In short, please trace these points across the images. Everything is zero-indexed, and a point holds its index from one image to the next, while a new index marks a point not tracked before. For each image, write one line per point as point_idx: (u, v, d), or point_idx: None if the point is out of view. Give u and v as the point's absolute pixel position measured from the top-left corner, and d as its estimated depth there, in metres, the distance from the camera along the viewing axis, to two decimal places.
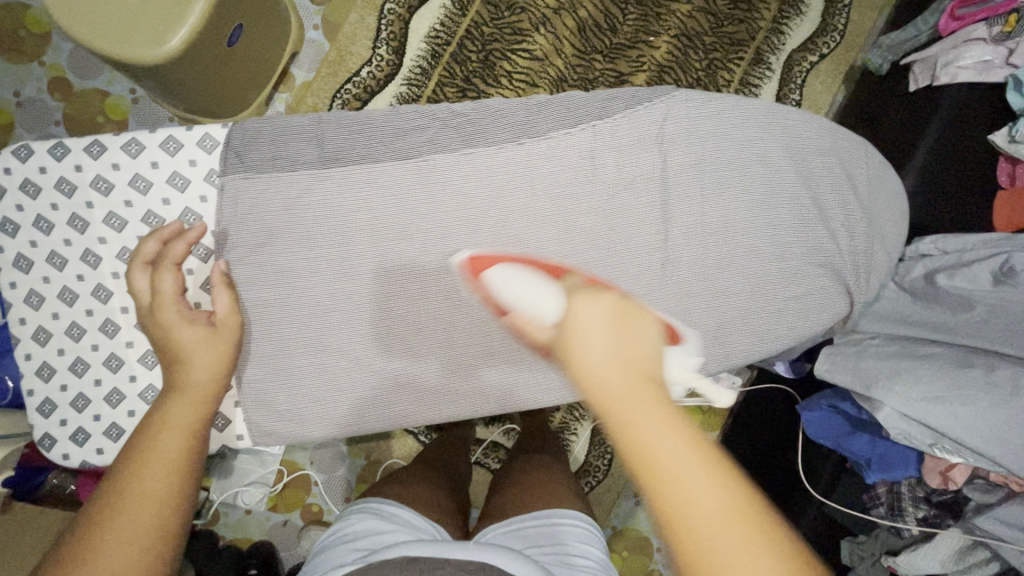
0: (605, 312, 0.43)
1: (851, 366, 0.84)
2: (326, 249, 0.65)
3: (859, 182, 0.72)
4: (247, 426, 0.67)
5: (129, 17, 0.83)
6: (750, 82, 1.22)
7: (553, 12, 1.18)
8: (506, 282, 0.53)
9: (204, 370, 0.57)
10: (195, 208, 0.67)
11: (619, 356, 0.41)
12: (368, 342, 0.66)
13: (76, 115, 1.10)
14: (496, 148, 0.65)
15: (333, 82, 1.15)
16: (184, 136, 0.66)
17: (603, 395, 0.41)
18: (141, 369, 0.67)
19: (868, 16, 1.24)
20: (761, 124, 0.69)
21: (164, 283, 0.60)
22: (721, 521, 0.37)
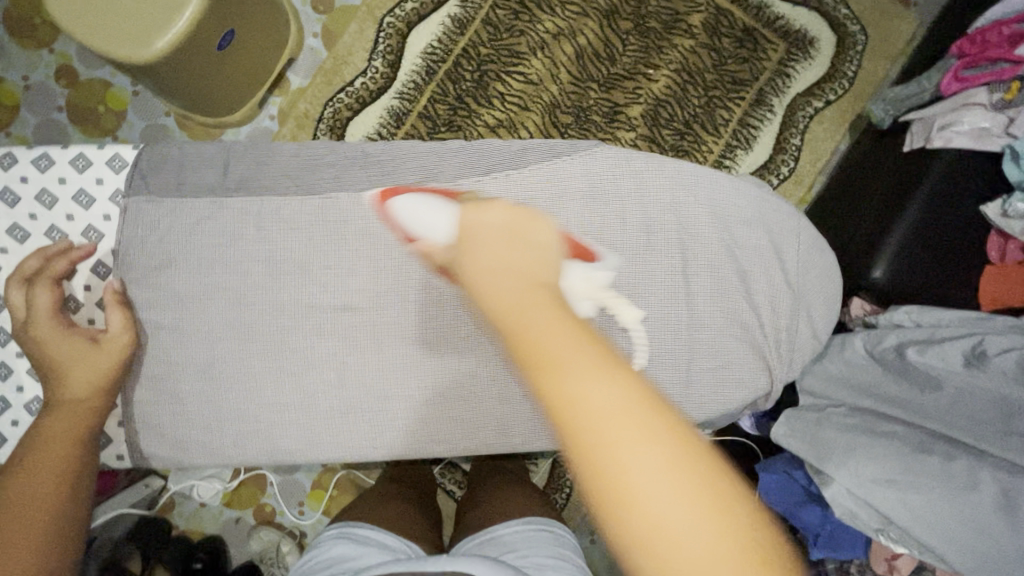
0: (500, 223, 0.44)
1: (808, 435, 0.80)
2: (268, 265, 0.67)
3: (821, 251, 0.68)
4: (130, 445, 0.67)
5: (122, 20, 0.86)
6: (749, 123, 1.19)
7: (553, 36, 1.17)
8: (411, 206, 0.55)
9: (83, 383, 0.59)
10: (98, 226, 0.68)
11: (513, 256, 0.40)
12: (298, 364, 0.66)
13: (78, 102, 1.14)
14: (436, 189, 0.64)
15: (327, 90, 1.16)
16: (94, 154, 0.68)
17: (497, 296, 0.38)
18: (29, 380, 0.68)
19: (881, 66, 1.19)
20: (721, 180, 0.66)
21: (39, 299, 0.62)
22: (623, 435, 0.33)
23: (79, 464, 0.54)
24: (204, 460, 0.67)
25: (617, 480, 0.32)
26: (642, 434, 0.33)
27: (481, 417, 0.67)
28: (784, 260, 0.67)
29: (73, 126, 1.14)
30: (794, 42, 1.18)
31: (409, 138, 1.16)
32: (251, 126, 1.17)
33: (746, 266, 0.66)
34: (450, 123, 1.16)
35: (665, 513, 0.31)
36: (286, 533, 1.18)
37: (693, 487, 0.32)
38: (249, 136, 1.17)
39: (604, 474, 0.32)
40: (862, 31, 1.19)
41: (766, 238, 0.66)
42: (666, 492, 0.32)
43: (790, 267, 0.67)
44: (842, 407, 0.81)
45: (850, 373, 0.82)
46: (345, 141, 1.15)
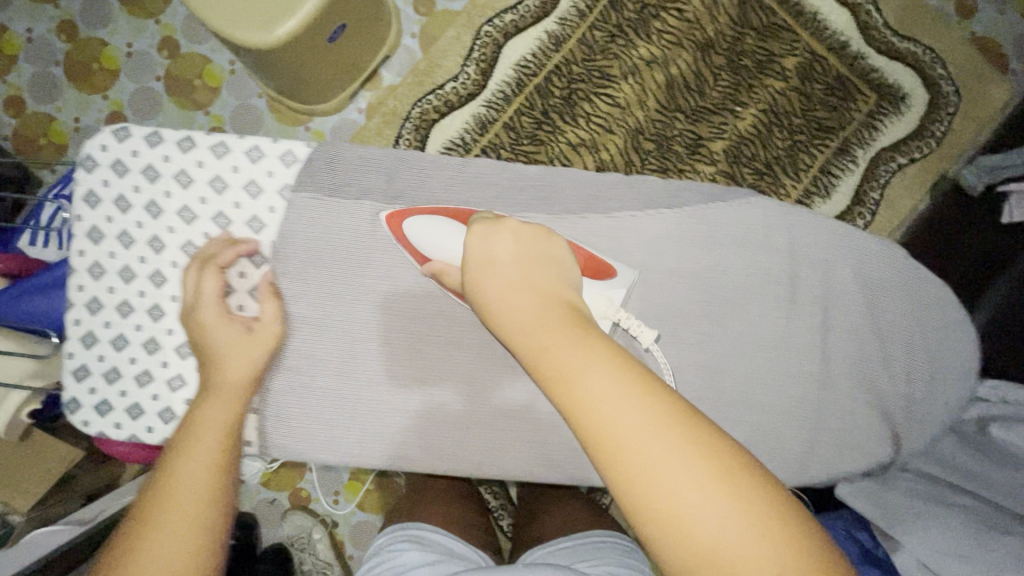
0: (516, 245, 0.56)
1: (876, 498, 0.78)
2: (378, 266, 0.67)
3: (932, 326, 0.67)
4: (257, 434, 0.68)
5: (245, 6, 0.88)
6: (830, 171, 1.19)
7: (646, 63, 1.18)
8: (426, 225, 0.62)
9: (239, 370, 0.61)
10: (262, 216, 0.69)
11: (529, 277, 0.54)
12: (397, 367, 0.68)
13: (176, 74, 1.16)
14: (557, 218, 0.65)
15: (417, 90, 1.18)
16: (268, 147, 0.68)
17: (518, 316, 0.52)
18: (175, 357, 0.68)
19: (969, 128, 1.18)
20: (840, 239, 0.65)
21: (207, 284, 0.63)
22: (618, 408, 0.44)
23: (234, 446, 0.56)
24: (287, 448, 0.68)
25: (613, 443, 0.43)
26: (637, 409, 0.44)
27: (566, 440, 0.68)
28: (892, 324, 0.66)
29: (169, 96, 1.16)
30: (885, 96, 1.18)
31: (490, 146, 1.17)
32: (338, 117, 1.19)
33: (854, 329, 0.66)
34: (532, 137, 1.17)
35: (654, 453, 0.42)
36: (318, 521, 1.19)
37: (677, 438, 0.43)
38: (335, 127, 1.19)
39: (609, 438, 0.43)
40: (956, 92, 1.18)
41: (875, 304, 0.66)
42: (656, 443, 0.42)
43: (899, 339, 0.66)
44: (917, 475, 0.80)
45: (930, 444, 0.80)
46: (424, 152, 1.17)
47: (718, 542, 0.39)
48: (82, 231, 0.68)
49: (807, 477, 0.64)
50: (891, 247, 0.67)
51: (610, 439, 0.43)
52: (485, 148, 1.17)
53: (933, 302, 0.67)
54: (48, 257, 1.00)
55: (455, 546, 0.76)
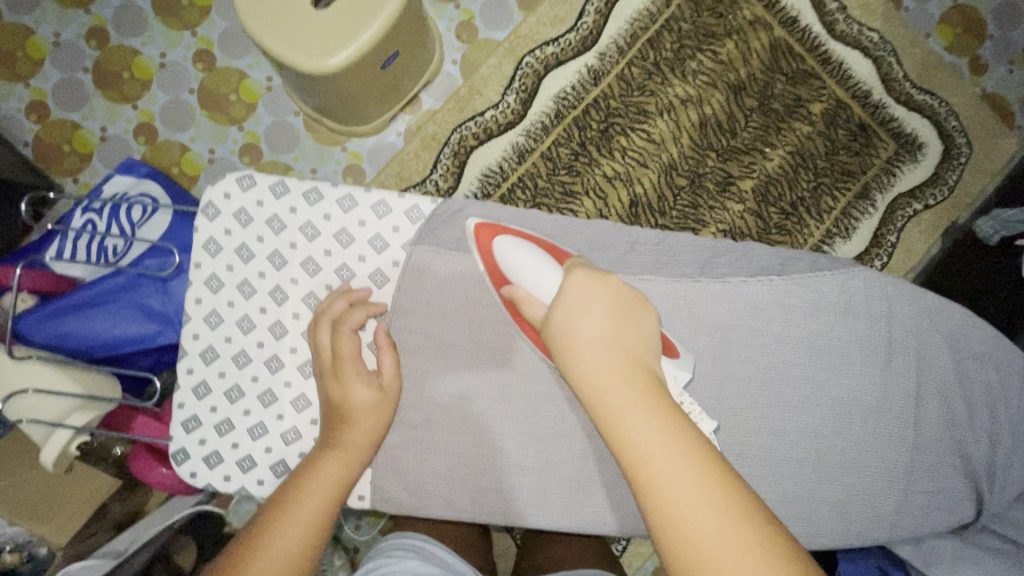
0: (599, 298, 0.54)
1: None
2: (464, 315, 0.66)
3: (1009, 392, 0.68)
4: (372, 487, 0.66)
5: (303, 29, 0.88)
6: (851, 214, 1.23)
7: (681, 101, 1.21)
8: (510, 252, 0.59)
9: (366, 434, 0.61)
10: (386, 271, 0.67)
11: (609, 335, 0.52)
12: (474, 421, 0.65)
13: (210, 88, 1.14)
14: (644, 278, 0.65)
15: (457, 116, 1.18)
16: (395, 202, 0.67)
17: (592, 375, 0.50)
18: (290, 411, 0.67)
19: (980, 178, 1.25)
20: (922, 305, 0.67)
21: (343, 345, 0.62)
22: (683, 483, 0.45)
23: (331, 511, 0.56)
24: (370, 500, 0.66)
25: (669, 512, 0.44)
26: (699, 486, 0.44)
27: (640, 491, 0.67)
28: (960, 385, 0.67)
29: (202, 111, 1.14)
30: (904, 144, 1.24)
31: (527, 175, 1.18)
32: (376, 139, 1.18)
33: (933, 393, 0.66)
34: (570, 168, 1.19)
35: (710, 532, 0.42)
36: (340, 547, 1.15)
37: (738, 525, 0.43)
38: (372, 148, 1.18)
39: (669, 508, 0.44)
40: (967, 144, 1.25)
41: (953, 368, 0.67)
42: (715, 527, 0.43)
43: (973, 404, 0.67)
44: None
45: None
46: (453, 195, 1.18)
47: None
48: (201, 279, 0.67)
49: (874, 529, 0.66)
50: (970, 314, 0.68)
51: (669, 509, 0.44)
52: (522, 177, 1.18)
53: (1013, 371, 0.67)
54: (75, 273, 0.96)
55: (457, 562, 0.68)
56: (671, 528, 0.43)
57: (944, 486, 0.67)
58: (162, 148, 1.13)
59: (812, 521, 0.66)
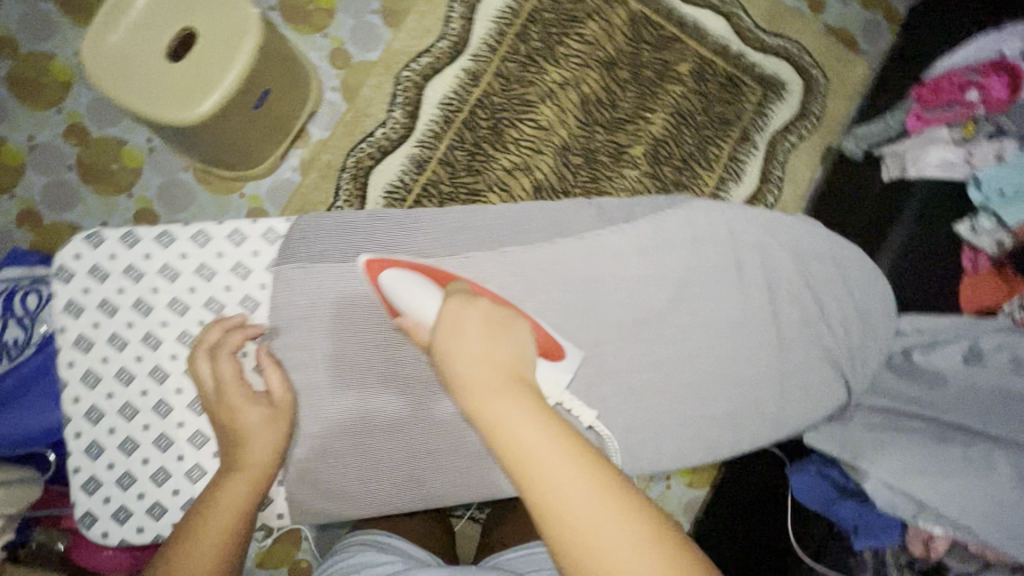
0: (477, 315, 0.50)
1: (840, 436, 0.87)
2: (366, 323, 0.68)
3: (865, 287, 0.76)
4: (287, 503, 0.69)
5: (165, 84, 0.88)
6: (737, 158, 1.32)
7: (558, 86, 1.27)
8: (394, 284, 0.60)
9: (263, 452, 0.60)
10: (254, 295, 0.68)
11: (488, 347, 0.49)
12: (398, 424, 0.67)
13: (91, 161, 1.11)
14: (530, 246, 0.68)
15: (348, 141, 1.20)
16: (249, 228, 0.68)
17: (472, 392, 0.47)
18: (190, 449, 0.68)
19: (842, 103, 1.37)
20: (778, 224, 0.73)
21: (222, 370, 0.63)
22: (571, 486, 0.44)
23: (240, 529, 0.57)
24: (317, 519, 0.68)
25: (563, 512, 0.43)
26: (587, 494, 0.44)
27: None
28: (827, 288, 0.75)
29: (87, 185, 1.11)
30: (769, 86, 1.34)
31: (430, 183, 1.21)
32: (273, 178, 1.18)
33: (806, 299, 0.74)
34: (469, 168, 1.22)
35: (600, 535, 0.43)
36: None
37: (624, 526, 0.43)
38: (270, 188, 1.18)
39: (546, 500, 0.43)
40: (824, 75, 1.36)
41: (817, 272, 0.74)
42: (602, 527, 0.43)
43: (841, 301, 0.75)
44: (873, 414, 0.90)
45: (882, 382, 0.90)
46: (365, 207, 1.19)
47: None
48: (68, 342, 0.66)
49: (782, 430, 0.73)
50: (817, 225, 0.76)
51: (562, 511, 0.43)
52: (425, 186, 1.20)
53: (857, 267, 0.75)
54: None
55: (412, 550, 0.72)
56: (551, 523, 0.43)
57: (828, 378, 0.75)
58: (51, 231, 1.10)
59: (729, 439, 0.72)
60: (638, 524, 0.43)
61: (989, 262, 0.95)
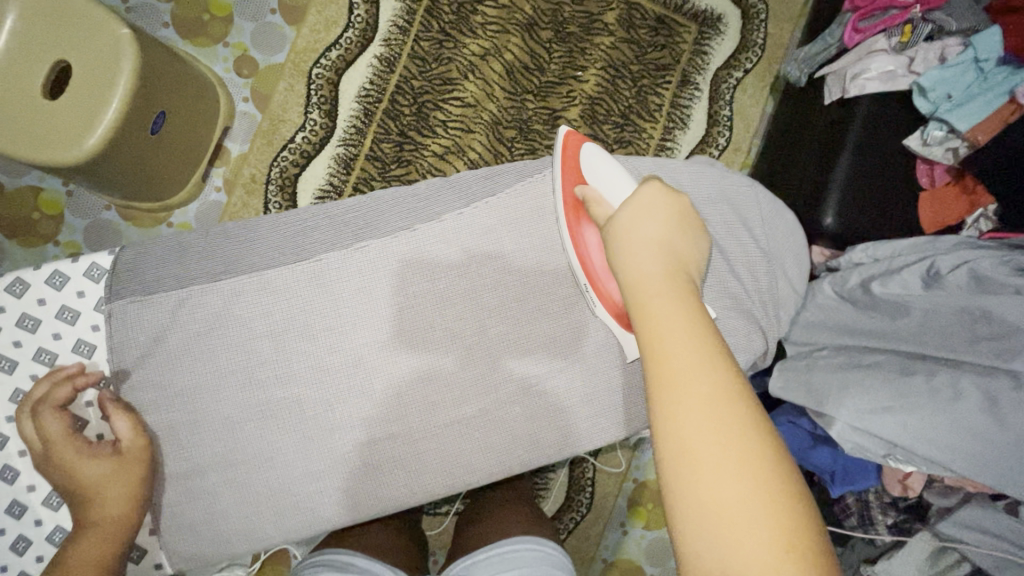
0: (663, 208, 0.52)
1: (802, 382, 0.83)
2: (272, 343, 0.65)
3: (775, 226, 0.74)
4: (208, 540, 0.65)
5: (46, 124, 0.84)
6: (680, 104, 1.25)
7: (480, 58, 1.20)
8: (594, 171, 0.63)
9: (116, 506, 0.59)
10: (88, 338, 0.66)
11: (663, 235, 0.50)
12: (320, 440, 0.65)
13: (9, 214, 1.09)
14: (391, 237, 0.66)
15: (269, 151, 1.15)
16: (71, 268, 0.66)
17: (632, 255, 0.49)
18: (47, 512, 0.66)
19: (785, 28, 1.28)
20: (686, 174, 0.70)
21: (51, 426, 0.60)
22: (691, 340, 0.42)
23: None
24: (258, 544, 0.66)
25: (676, 367, 0.40)
26: (703, 348, 0.41)
27: (505, 439, 0.67)
28: (750, 231, 0.71)
29: (9, 240, 1.09)
30: (704, 21, 1.25)
31: (361, 182, 1.16)
32: (198, 202, 1.15)
33: (730, 249, 0.70)
34: (398, 160, 1.16)
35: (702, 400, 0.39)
36: None
37: (735, 393, 0.39)
38: (198, 213, 1.15)
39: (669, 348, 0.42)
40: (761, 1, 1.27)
41: (732, 217, 0.70)
42: (709, 378, 0.40)
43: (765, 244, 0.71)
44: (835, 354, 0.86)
45: (840, 318, 0.85)
46: (297, 202, 1.15)
47: (722, 492, 0.36)
48: None
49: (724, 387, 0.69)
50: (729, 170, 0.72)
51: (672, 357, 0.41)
52: (356, 185, 1.15)
53: (757, 206, 0.73)
54: None
55: (372, 564, 0.65)
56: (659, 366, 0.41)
57: (764, 325, 0.71)
58: None
59: None
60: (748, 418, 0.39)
61: (946, 174, 0.88)
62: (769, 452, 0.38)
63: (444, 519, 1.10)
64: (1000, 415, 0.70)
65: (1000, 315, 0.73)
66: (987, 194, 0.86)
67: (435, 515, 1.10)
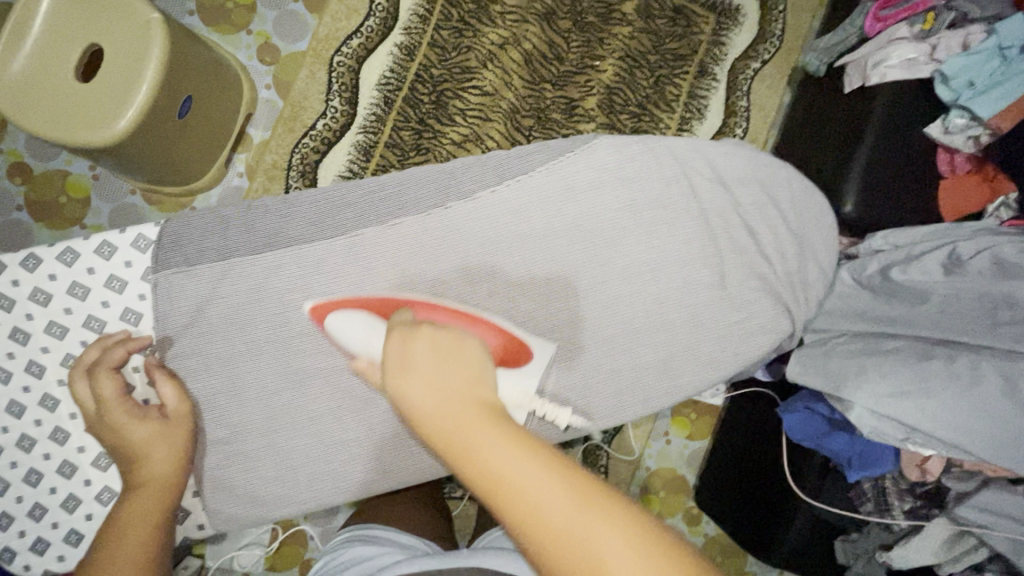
0: (425, 345, 0.44)
1: (821, 367, 0.83)
2: (306, 317, 0.67)
3: (802, 208, 0.73)
4: (244, 506, 0.68)
5: (80, 107, 0.86)
6: (698, 94, 1.25)
7: (498, 47, 1.21)
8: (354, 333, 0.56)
9: (162, 465, 0.61)
10: (136, 306, 0.68)
11: (437, 377, 0.42)
12: (348, 413, 0.67)
13: (38, 197, 1.11)
14: (421, 216, 0.67)
15: (290, 138, 1.17)
16: (117, 239, 0.68)
17: (432, 427, 0.40)
18: (96, 472, 0.68)
19: (803, 18, 1.29)
20: (711, 156, 0.71)
21: (104, 387, 0.62)
22: (537, 495, 0.36)
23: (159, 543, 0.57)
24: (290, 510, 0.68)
25: (553, 544, 0.35)
26: (554, 492, 0.36)
27: None
28: (773, 214, 0.72)
29: (38, 222, 1.11)
30: (722, 12, 1.26)
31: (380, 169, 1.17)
32: (220, 188, 1.17)
33: (754, 232, 0.71)
34: (417, 148, 1.17)
35: (589, 550, 0.34)
36: None
37: (609, 519, 0.35)
38: (221, 198, 1.16)
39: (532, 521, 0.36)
40: None
41: (754, 200, 0.71)
42: (580, 527, 0.35)
43: (786, 228, 0.72)
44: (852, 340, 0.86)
45: (858, 305, 0.86)
46: (318, 184, 1.16)
47: None
48: None
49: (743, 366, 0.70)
50: (753, 153, 0.73)
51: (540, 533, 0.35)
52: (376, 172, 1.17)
53: (787, 185, 0.73)
54: None
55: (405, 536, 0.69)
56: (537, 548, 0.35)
57: (784, 306, 0.72)
58: None
59: (694, 380, 0.70)
60: (637, 529, 0.35)
61: (967, 162, 0.89)
62: (664, 549, 0.34)
63: (460, 503, 1.12)
64: (1021, 398, 0.71)
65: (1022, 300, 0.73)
66: (1010, 181, 0.87)
67: (451, 498, 1.12)
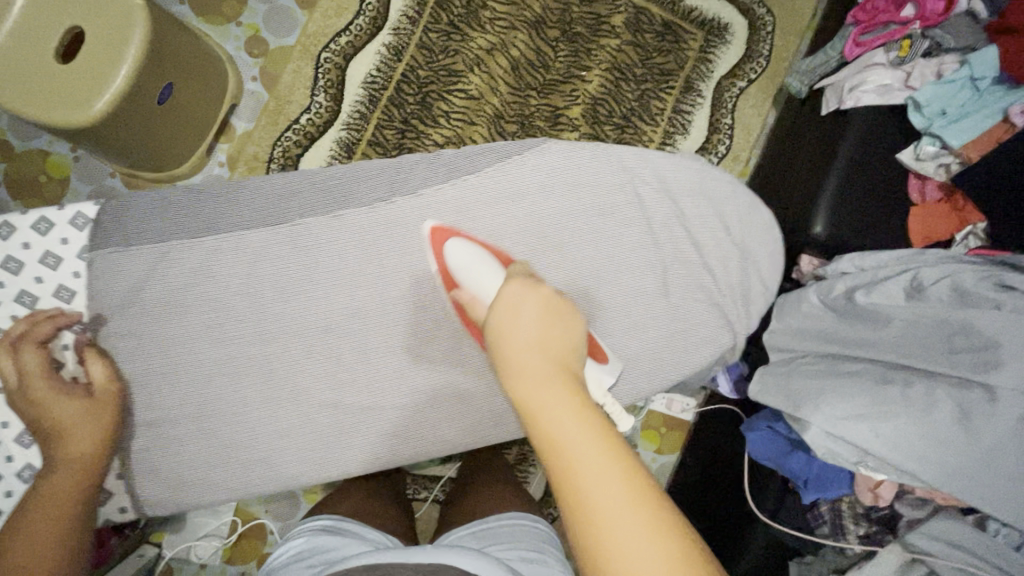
0: (536, 306, 0.51)
1: (781, 387, 0.83)
2: (262, 306, 0.67)
3: (762, 225, 0.74)
4: (189, 490, 0.68)
5: (57, 88, 0.86)
6: (682, 109, 1.25)
7: (486, 52, 1.22)
8: (458, 259, 0.62)
9: (85, 443, 0.60)
10: (70, 283, 0.69)
11: (540, 338, 0.49)
12: (297, 405, 0.67)
13: (16, 174, 1.11)
14: (366, 208, 0.68)
15: (274, 130, 1.18)
16: (56, 215, 0.69)
17: (521, 375, 0.47)
18: (18, 449, 0.68)
19: (791, 40, 1.30)
20: (674, 169, 0.71)
21: (28, 363, 0.62)
22: (592, 463, 0.41)
23: (77, 526, 0.57)
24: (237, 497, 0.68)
25: (586, 511, 0.40)
26: (605, 469, 0.41)
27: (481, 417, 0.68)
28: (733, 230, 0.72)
29: (15, 200, 1.11)
30: (711, 29, 1.27)
31: None
32: (201, 175, 1.18)
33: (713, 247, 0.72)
34: (400, 147, 1.18)
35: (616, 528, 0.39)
36: None
37: (646, 512, 0.39)
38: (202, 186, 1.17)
39: (577, 486, 0.41)
40: (768, 13, 1.29)
41: (716, 215, 0.72)
42: (619, 510, 0.39)
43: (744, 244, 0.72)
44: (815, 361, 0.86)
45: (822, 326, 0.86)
46: None
47: None
48: None
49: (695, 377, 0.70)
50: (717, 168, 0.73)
51: (580, 499, 0.40)
52: None
53: (742, 203, 0.73)
54: None
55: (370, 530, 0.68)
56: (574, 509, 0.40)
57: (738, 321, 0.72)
58: None
59: (648, 390, 0.70)
60: (668, 532, 0.39)
61: (936, 191, 0.89)
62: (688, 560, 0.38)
63: (424, 504, 1.11)
64: (971, 426, 0.71)
65: (978, 328, 0.74)
66: (977, 212, 0.87)
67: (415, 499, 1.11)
